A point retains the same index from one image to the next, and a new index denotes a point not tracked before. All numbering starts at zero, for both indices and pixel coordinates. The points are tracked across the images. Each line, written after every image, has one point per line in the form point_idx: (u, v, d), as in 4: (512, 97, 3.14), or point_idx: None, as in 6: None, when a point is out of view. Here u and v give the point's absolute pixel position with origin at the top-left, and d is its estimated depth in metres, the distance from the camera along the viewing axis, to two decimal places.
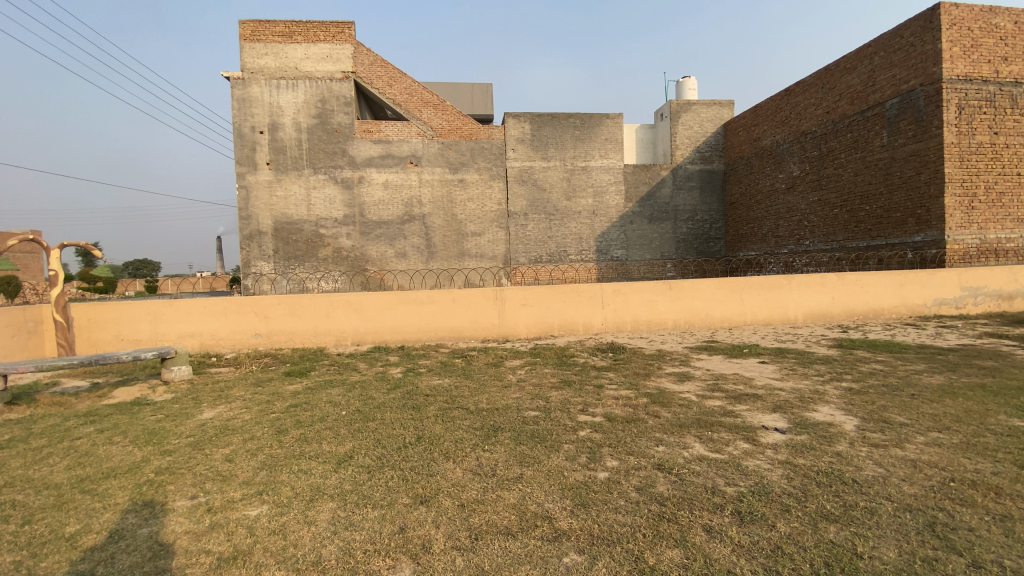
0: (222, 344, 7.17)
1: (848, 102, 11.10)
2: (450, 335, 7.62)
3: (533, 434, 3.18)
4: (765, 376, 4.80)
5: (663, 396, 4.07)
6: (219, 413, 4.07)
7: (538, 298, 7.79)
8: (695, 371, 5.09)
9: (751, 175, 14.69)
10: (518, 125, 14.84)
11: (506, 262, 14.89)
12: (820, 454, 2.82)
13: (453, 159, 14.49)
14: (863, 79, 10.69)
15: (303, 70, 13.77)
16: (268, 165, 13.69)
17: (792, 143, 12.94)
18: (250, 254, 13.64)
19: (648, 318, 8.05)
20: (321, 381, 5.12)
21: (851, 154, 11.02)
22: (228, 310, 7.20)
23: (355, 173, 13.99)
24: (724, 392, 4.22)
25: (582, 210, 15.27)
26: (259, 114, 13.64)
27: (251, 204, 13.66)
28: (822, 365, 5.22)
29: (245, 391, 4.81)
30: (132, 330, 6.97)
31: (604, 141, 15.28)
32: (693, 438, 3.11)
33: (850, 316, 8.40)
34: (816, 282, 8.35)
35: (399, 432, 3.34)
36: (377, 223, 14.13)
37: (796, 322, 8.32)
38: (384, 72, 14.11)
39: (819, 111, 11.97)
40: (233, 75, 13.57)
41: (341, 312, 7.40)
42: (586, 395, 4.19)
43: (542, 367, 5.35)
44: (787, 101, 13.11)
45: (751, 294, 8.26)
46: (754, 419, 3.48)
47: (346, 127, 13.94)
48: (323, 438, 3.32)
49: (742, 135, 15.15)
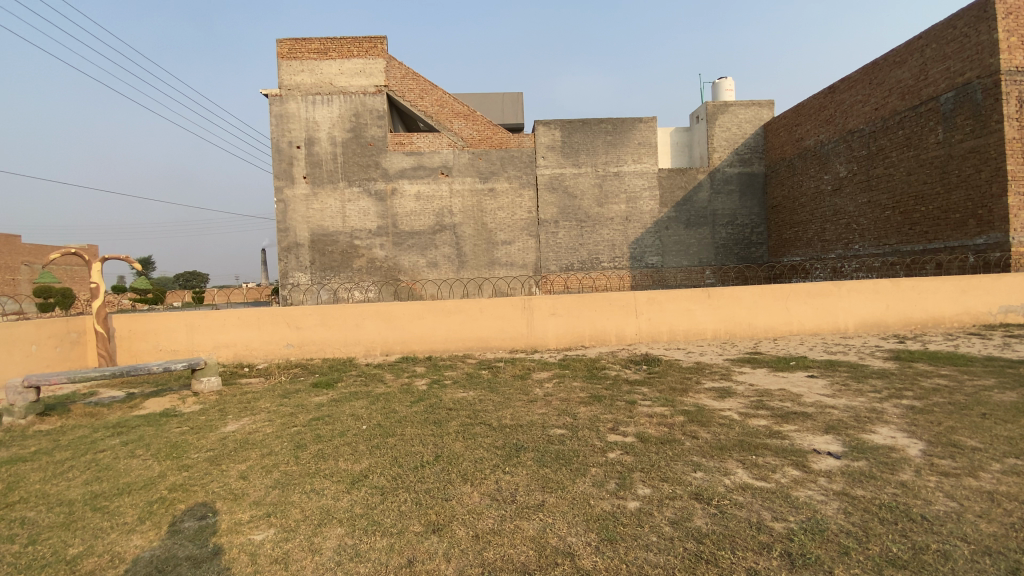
0: (255, 354, 7.26)
1: (898, 97, 10.43)
2: (479, 345, 7.48)
3: (558, 456, 2.98)
4: (814, 392, 4.40)
5: (701, 413, 3.78)
6: (242, 426, 4.03)
7: (569, 307, 7.56)
8: (736, 386, 4.74)
9: (794, 177, 14.02)
10: (548, 133, 14.72)
11: (537, 271, 14.71)
12: (881, 485, 2.49)
13: (483, 168, 14.47)
14: (914, 73, 10.03)
15: (337, 85, 14.08)
16: (304, 179, 14.02)
17: (837, 142, 12.28)
18: (288, 266, 13.97)
19: (685, 327, 7.68)
20: (347, 393, 5.05)
21: (902, 152, 10.33)
22: (260, 321, 7.29)
23: (388, 184, 14.16)
24: (770, 410, 3.87)
25: (615, 216, 14.95)
26: (295, 129, 14.02)
27: (288, 216, 14.01)
28: (879, 380, 4.77)
29: (270, 403, 4.78)
30: (170, 341, 7.15)
31: (637, 146, 14.96)
32: (735, 463, 2.83)
33: (906, 325, 7.79)
34: (867, 288, 7.79)
35: (417, 450, 3.20)
36: (409, 233, 14.22)
37: (847, 331, 7.77)
38: (415, 84, 14.27)
39: (866, 108, 11.31)
40: (272, 93, 14.02)
41: (370, 322, 7.39)
42: (618, 411, 3.93)
43: (571, 380, 5.12)
44: (831, 99, 12.47)
45: (797, 302, 7.77)
46: (804, 442, 3.15)
47: (379, 139, 14.14)
48: (342, 454, 3.21)
49: (783, 136, 14.51)
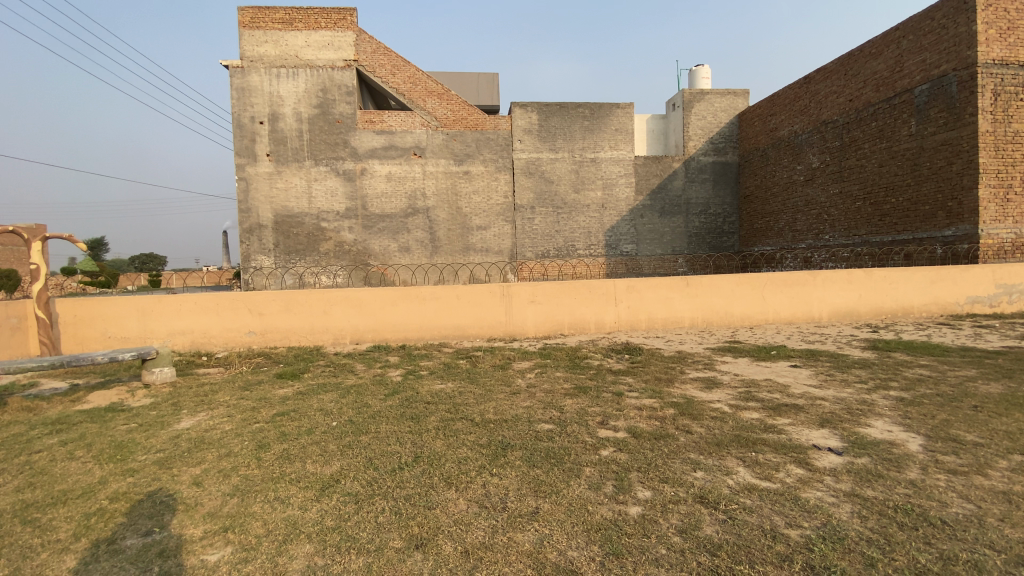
0: (214, 342, 6.79)
1: (873, 89, 10.54)
2: (454, 334, 7.20)
3: (548, 454, 2.76)
4: (801, 383, 4.34)
5: (692, 406, 3.63)
6: (198, 422, 3.66)
7: (547, 294, 7.35)
8: (723, 376, 4.63)
9: (767, 167, 14.14)
10: (525, 115, 14.37)
11: (512, 257, 14.46)
12: (890, 485, 2.37)
13: (458, 150, 14.04)
14: (890, 64, 10.13)
15: (304, 58, 13.34)
16: (268, 157, 13.30)
17: (811, 133, 12.38)
18: (250, 248, 13.28)
19: (663, 316, 7.59)
20: (314, 385, 4.71)
21: (875, 144, 10.48)
22: (219, 306, 6.81)
23: (358, 164, 13.58)
24: (760, 402, 3.76)
25: (591, 202, 14.79)
26: (258, 104, 13.23)
27: (251, 196, 13.28)
28: (862, 370, 4.74)
29: (230, 396, 4.40)
30: (120, 328, 6.60)
31: (614, 131, 14.78)
32: (736, 461, 2.67)
33: (878, 315, 7.92)
34: (842, 278, 7.87)
35: (394, 449, 2.93)
36: (379, 216, 13.72)
37: (821, 321, 7.83)
38: (387, 60, 13.65)
39: (841, 99, 11.41)
40: (232, 64, 13.16)
41: (339, 309, 7.00)
42: (606, 404, 3.74)
43: (553, 371, 4.91)
44: (807, 89, 12.54)
45: (774, 291, 7.78)
46: (800, 436, 3.03)
47: (348, 117, 13.51)
48: (310, 455, 2.91)
49: (758, 125, 14.58)
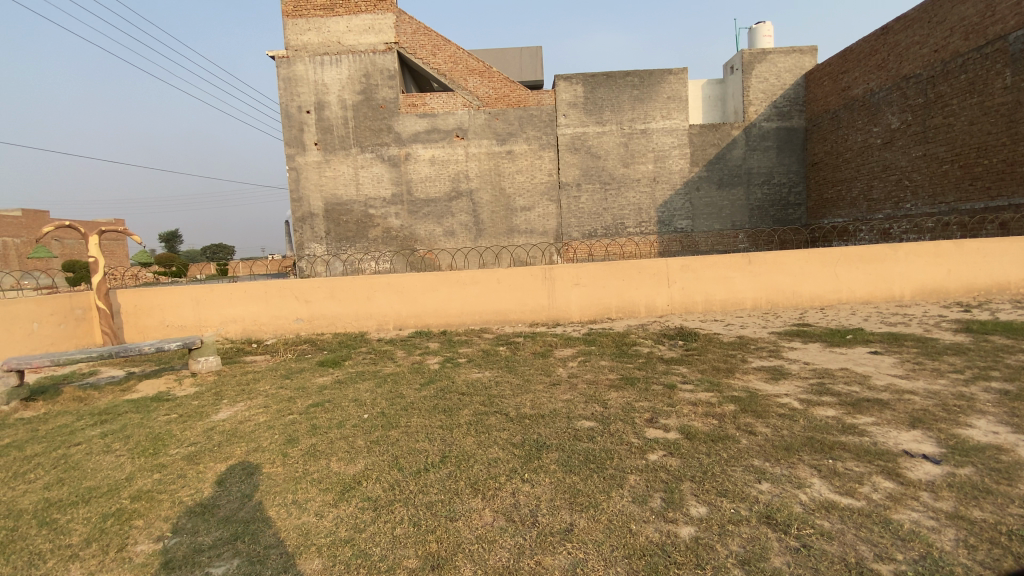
0: (263, 329, 6.92)
1: (961, 37, 9.24)
2: (497, 319, 6.99)
3: (588, 458, 2.48)
4: (883, 373, 3.79)
5: (754, 402, 3.21)
6: (235, 413, 3.65)
7: (594, 276, 6.98)
8: (789, 365, 4.15)
9: (838, 130, 12.87)
10: (569, 89, 13.77)
11: (559, 238, 14.07)
12: (1001, 504, 1.91)
13: (500, 129, 13.69)
14: (980, 9, 8.84)
15: (346, 44, 13.33)
16: (316, 145, 13.50)
17: (890, 90, 11.08)
18: (303, 237, 13.64)
19: (721, 297, 7.04)
20: (353, 374, 4.63)
21: (965, 100, 9.21)
22: (268, 294, 6.91)
23: (401, 149, 13.54)
24: (836, 397, 3.28)
25: (642, 177, 14.07)
26: (304, 93, 13.40)
27: (301, 185, 13.56)
28: (957, 357, 4.10)
29: (270, 385, 4.39)
30: (177, 317, 6.86)
31: (666, 100, 13.91)
32: (808, 471, 2.28)
33: (971, 292, 6.99)
34: (929, 250, 6.98)
35: (422, 447, 2.73)
36: (424, 201, 13.67)
37: (904, 300, 7.01)
38: (427, 40, 13.41)
39: (925, 49, 10.10)
40: (278, 54, 13.36)
41: (382, 295, 6.94)
42: (656, 398, 3.39)
43: (598, 358, 4.60)
44: (884, 41, 11.21)
45: (848, 267, 7.02)
46: (887, 440, 2.57)
47: (390, 101, 13.44)
48: (337, 451, 2.78)
49: (828, 85, 13.26)
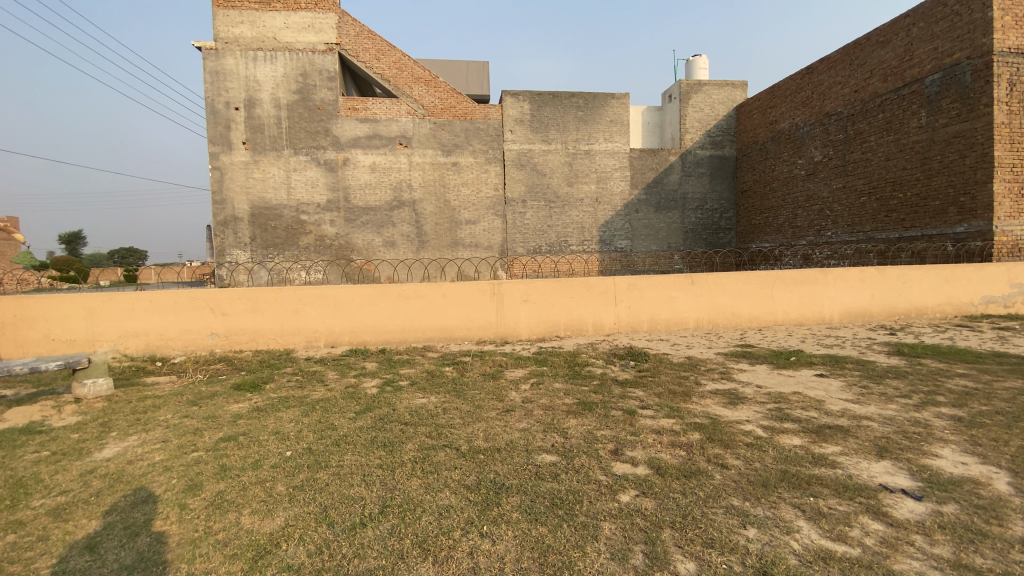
0: (171, 346, 6.09)
1: (880, 79, 10.08)
2: (440, 336, 6.58)
3: (554, 502, 2.17)
4: (836, 397, 3.79)
5: (720, 429, 3.04)
6: (126, 450, 3.01)
7: (542, 293, 6.76)
8: (743, 388, 4.08)
9: (766, 160, 13.65)
10: (516, 104, 13.72)
11: (503, 253, 13.85)
12: (1002, 550, 1.82)
13: (445, 140, 13.36)
14: (898, 53, 9.67)
15: (282, 40, 12.55)
16: (243, 145, 12.51)
17: (813, 126, 11.90)
18: (224, 242, 12.52)
19: (667, 316, 7.05)
20: (275, 399, 4.06)
21: (882, 137, 10.02)
22: (179, 305, 6.10)
23: (339, 154, 12.85)
24: (797, 424, 3.19)
25: (585, 196, 14.22)
26: (233, 89, 12.44)
27: (226, 186, 12.49)
28: (899, 381, 4.20)
29: (172, 414, 3.72)
30: (66, 330, 5.88)
31: (609, 122, 14.21)
32: (793, 513, 2.10)
33: (891, 315, 7.46)
34: (854, 276, 7.37)
35: (358, 494, 2.30)
36: (363, 209, 13.02)
37: (832, 322, 7.35)
38: (371, 44, 12.92)
39: (846, 89, 10.95)
40: (205, 46, 12.34)
41: (312, 308, 6.33)
42: (617, 426, 3.14)
43: (550, 381, 4.32)
44: (809, 80, 12.06)
45: (783, 289, 7.26)
46: (860, 473, 2.48)
47: (330, 104, 12.76)
48: (251, 501, 2.29)
49: (757, 118, 14.10)
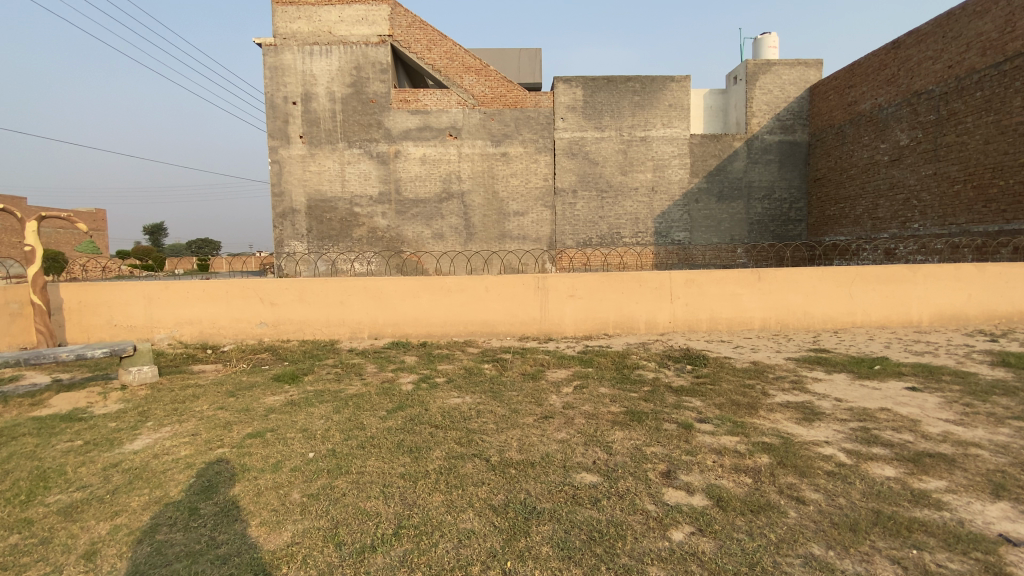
0: (222, 334, 6.21)
1: (978, 53, 8.86)
2: (483, 330, 6.36)
3: (592, 536, 1.86)
4: (933, 417, 3.21)
5: (793, 453, 2.61)
6: (156, 443, 2.97)
7: (591, 288, 6.37)
8: (818, 401, 3.56)
9: (844, 146, 12.46)
10: (568, 91, 13.26)
11: (552, 246, 13.50)
12: None
13: (496, 130, 13.12)
14: (998, 24, 8.46)
15: (337, 34, 12.71)
16: (300, 138, 12.82)
17: (899, 106, 10.69)
18: (283, 233, 12.93)
19: (728, 315, 6.49)
20: (311, 392, 3.95)
21: (980, 118, 8.81)
22: (230, 294, 6.21)
23: (391, 146, 12.91)
24: (887, 449, 2.69)
25: (640, 186, 13.58)
26: (291, 83, 12.74)
27: (284, 179, 12.85)
28: (1013, 398, 3.53)
29: (208, 404, 3.68)
30: (127, 316, 6.14)
31: (667, 107, 13.45)
32: (892, 571, 1.68)
33: (991, 319, 6.51)
34: (949, 273, 6.48)
35: (374, 509, 2.08)
36: (413, 201, 13.03)
37: (921, 325, 6.51)
38: (423, 35, 12.84)
39: (937, 65, 9.73)
40: (266, 42, 12.70)
41: (356, 299, 6.28)
42: (670, 443, 2.76)
43: (596, 385, 3.97)
44: (894, 56, 10.84)
45: (863, 288, 6.49)
46: (976, 518, 1.99)
47: (382, 96, 12.81)
48: (262, 509, 2.12)
49: (833, 99, 12.88)
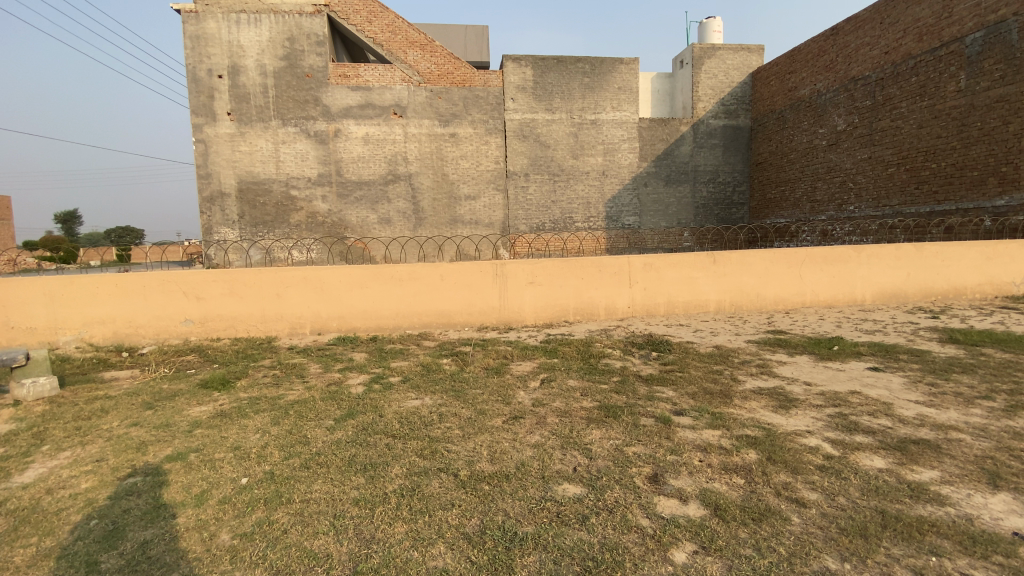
0: (141, 334, 5.50)
1: (914, 39, 9.23)
2: (438, 321, 6.00)
3: (586, 567, 1.61)
4: (904, 399, 3.20)
5: (779, 446, 2.46)
6: (48, 473, 2.44)
7: (549, 273, 6.13)
8: (788, 386, 3.49)
9: (785, 130, 12.85)
10: (518, 71, 12.86)
11: (503, 230, 13.19)
12: None
13: (443, 110, 12.55)
14: (935, 10, 8.82)
15: (266, 1, 11.64)
16: (228, 115, 11.73)
17: (837, 91, 11.08)
18: (211, 220, 11.86)
19: (685, 299, 6.45)
20: (245, 401, 3.47)
21: (914, 102, 9.24)
22: (149, 289, 5.48)
23: (331, 125, 12.07)
24: (871, 437, 2.60)
25: (591, 169, 13.46)
26: (215, 54, 11.58)
27: (211, 160, 11.75)
28: (970, 376, 3.61)
29: (119, 420, 3.13)
30: (24, 317, 5.29)
31: (617, 90, 13.35)
32: None
33: (927, 297, 6.85)
34: (889, 253, 6.74)
35: (323, 550, 1.73)
36: (357, 184, 12.29)
37: (864, 304, 6.75)
38: (363, 5, 12.00)
39: (874, 51, 10.11)
40: (183, 7, 11.44)
41: (295, 291, 5.73)
42: (652, 441, 2.55)
43: (564, 378, 3.72)
44: (833, 42, 11.18)
45: (812, 269, 6.63)
46: (981, 514, 1.90)
47: (319, 70, 11.91)
48: (180, 560, 1.72)
49: (774, 85, 13.22)
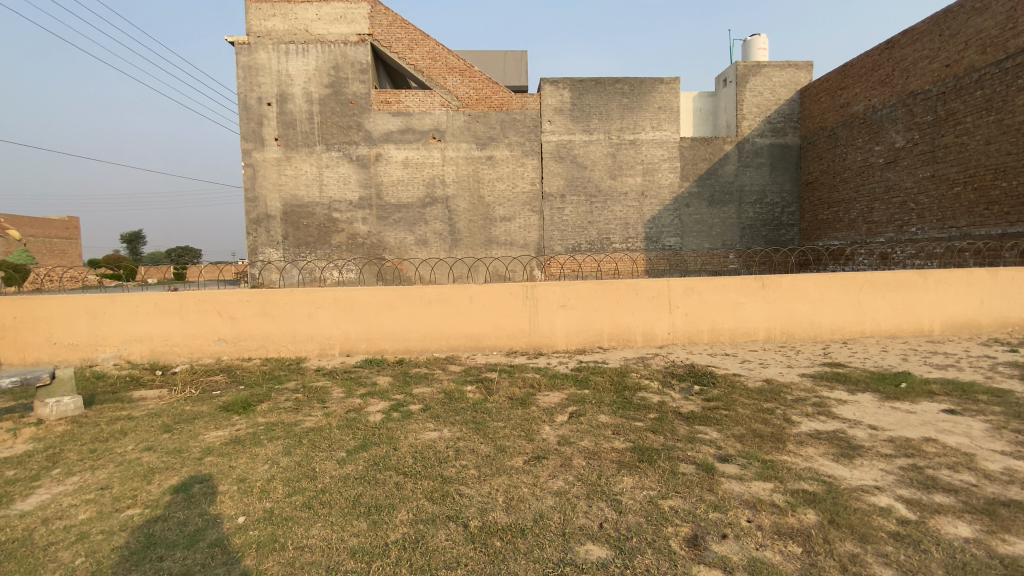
0: (175, 352, 5.58)
1: (978, 50, 8.61)
2: (467, 344, 5.83)
3: None
4: (992, 449, 2.73)
5: (843, 506, 2.10)
6: (49, 501, 2.36)
7: (583, 297, 5.87)
8: (849, 430, 3.08)
9: (837, 148, 12.20)
10: (556, 93, 12.84)
11: (539, 251, 13.01)
12: None
13: (480, 133, 12.64)
14: (1001, 19, 8.21)
15: (314, 33, 12.14)
16: (275, 141, 12.20)
17: (894, 107, 10.44)
18: (257, 240, 12.27)
19: (730, 326, 6.03)
20: (261, 426, 3.37)
21: (980, 117, 8.56)
22: (185, 308, 5.58)
23: (372, 149, 12.35)
24: (954, 496, 2.21)
25: (630, 190, 13.18)
26: (265, 83, 12.12)
27: (258, 183, 12.21)
28: None
29: (135, 443, 3.07)
30: (69, 334, 5.47)
31: (657, 110, 13.10)
32: None
33: (1004, 328, 6.15)
34: (960, 279, 6.11)
35: None
36: (395, 206, 12.47)
37: (932, 334, 6.12)
38: (404, 34, 12.33)
39: (934, 64, 9.48)
40: (238, 41, 12.08)
41: (325, 312, 5.70)
42: (691, 493, 2.25)
43: (595, 413, 3.44)
44: (888, 56, 10.59)
45: (872, 295, 6.09)
46: None
47: (361, 97, 12.26)
48: None
49: (824, 102, 12.64)
